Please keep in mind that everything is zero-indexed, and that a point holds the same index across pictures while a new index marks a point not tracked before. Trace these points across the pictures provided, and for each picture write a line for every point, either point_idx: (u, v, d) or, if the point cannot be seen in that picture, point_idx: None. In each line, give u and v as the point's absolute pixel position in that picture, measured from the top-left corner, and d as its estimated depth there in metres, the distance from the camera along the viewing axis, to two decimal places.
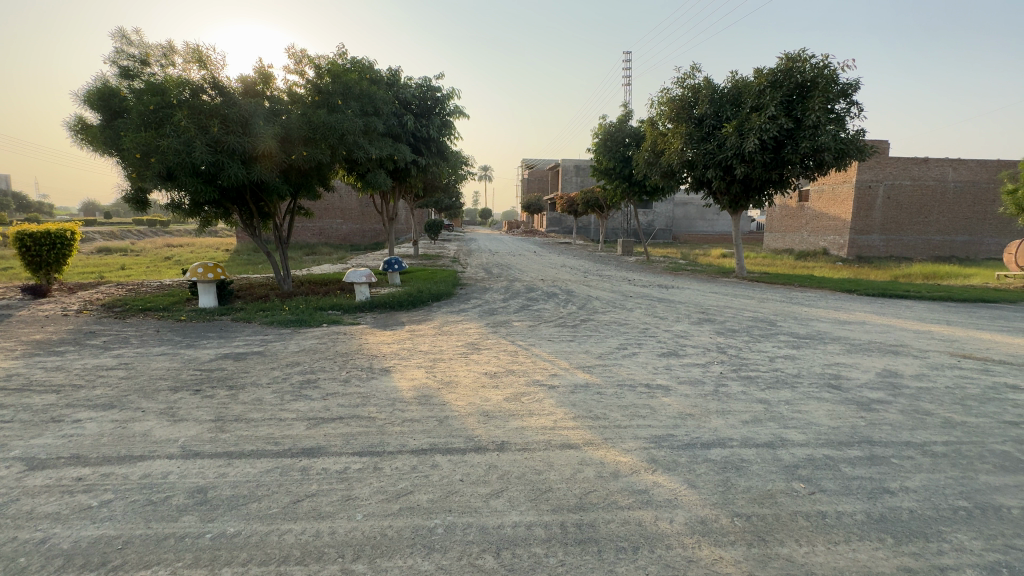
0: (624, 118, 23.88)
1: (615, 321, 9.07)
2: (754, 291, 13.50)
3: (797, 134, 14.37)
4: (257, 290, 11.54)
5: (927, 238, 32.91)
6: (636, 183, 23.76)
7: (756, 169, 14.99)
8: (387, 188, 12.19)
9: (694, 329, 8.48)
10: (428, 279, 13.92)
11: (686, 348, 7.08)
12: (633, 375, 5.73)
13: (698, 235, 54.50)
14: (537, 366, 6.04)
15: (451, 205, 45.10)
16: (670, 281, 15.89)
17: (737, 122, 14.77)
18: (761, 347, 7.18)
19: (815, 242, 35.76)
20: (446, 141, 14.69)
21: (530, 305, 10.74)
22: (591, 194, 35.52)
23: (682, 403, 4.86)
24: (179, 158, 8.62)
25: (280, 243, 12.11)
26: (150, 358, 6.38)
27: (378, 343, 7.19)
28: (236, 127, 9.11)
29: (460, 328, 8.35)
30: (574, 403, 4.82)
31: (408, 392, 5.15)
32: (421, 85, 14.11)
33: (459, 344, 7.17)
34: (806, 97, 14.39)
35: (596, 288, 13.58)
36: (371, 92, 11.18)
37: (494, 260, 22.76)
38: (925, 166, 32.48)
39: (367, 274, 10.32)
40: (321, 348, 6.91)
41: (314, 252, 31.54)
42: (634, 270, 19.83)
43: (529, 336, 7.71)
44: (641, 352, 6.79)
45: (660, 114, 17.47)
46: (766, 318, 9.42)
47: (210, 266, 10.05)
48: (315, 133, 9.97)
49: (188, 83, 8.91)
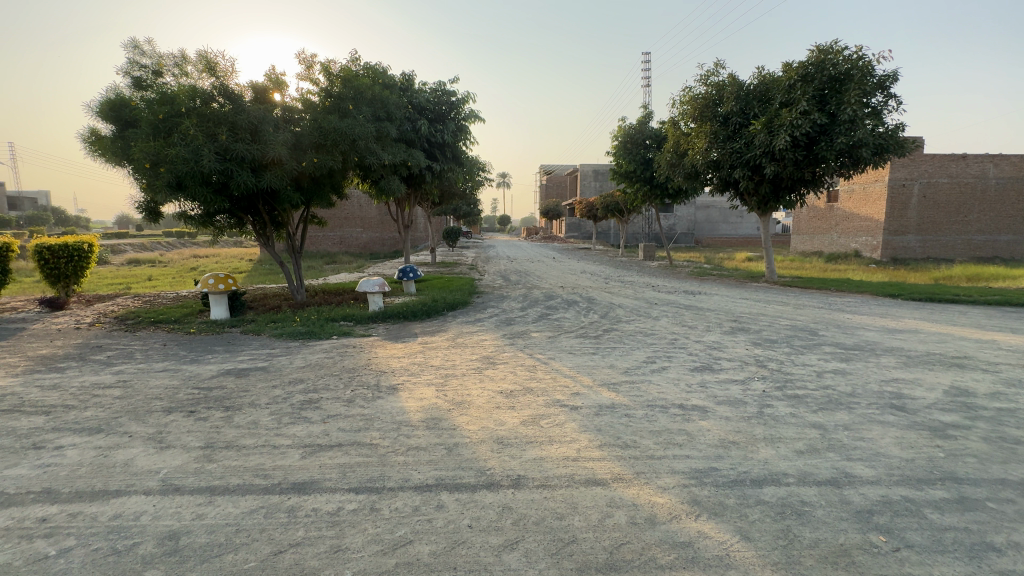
0: (644, 119, 23.28)
1: (640, 331, 8.48)
2: (788, 297, 12.69)
3: (831, 129, 13.55)
4: (269, 301, 11.33)
5: (967, 238, 31.15)
6: (658, 186, 23.05)
7: (788, 167, 14.18)
8: (401, 195, 11.85)
9: (728, 339, 7.82)
10: (443, 287, 13.51)
11: (722, 361, 6.46)
12: (664, 394, 5.16)
13: (721, 238, 53.19)
14: (557, 384, 5.51)
15: (469, 212, 45.02)
16: (696, 287, 15.13)
17: (766, 118, 14.02)
18: (805, 360, 6.51)
19: (846, 244, 34.41)
20: (461, 146, 14.33)
21: (549, 314, 10.22)
22: (610, 198, 34.90)
23: (723, 428, 4.28)
24: (187, 167, 8.40)
25: (293, 252, 11.87)
26: (150, 374, 6.09)
27: (388, 357, 6.77)
28: (245, 134, 8.89)
29: (476, 339, 7.88)
30: (599, 428, 4.29)
31: (415, 415, 4.68)
32: (435, 89, 13.80)
33: (473, 359, 6.70)
34: (840, 90, 13.58)
35: (618, 295, 12.97)
36: (383, 96, 10.88)
37: (513, 267, 22.33)
38: (963, 163, 30.79)
39: (380, 283, 9.97)
40: (328, 363, 6.53)
41: (334, 261, 31.70)
42: (657, 275, 19.10)
43: (548, 349, 7.19)
44: (671, 366, 6.19)
45: (682, 114, 16.84)
46: (806, 327, 8.67)
47: (221, 276, 9.84)
48: (326, 139, 9.71)
49: (197, 91, 8.74)
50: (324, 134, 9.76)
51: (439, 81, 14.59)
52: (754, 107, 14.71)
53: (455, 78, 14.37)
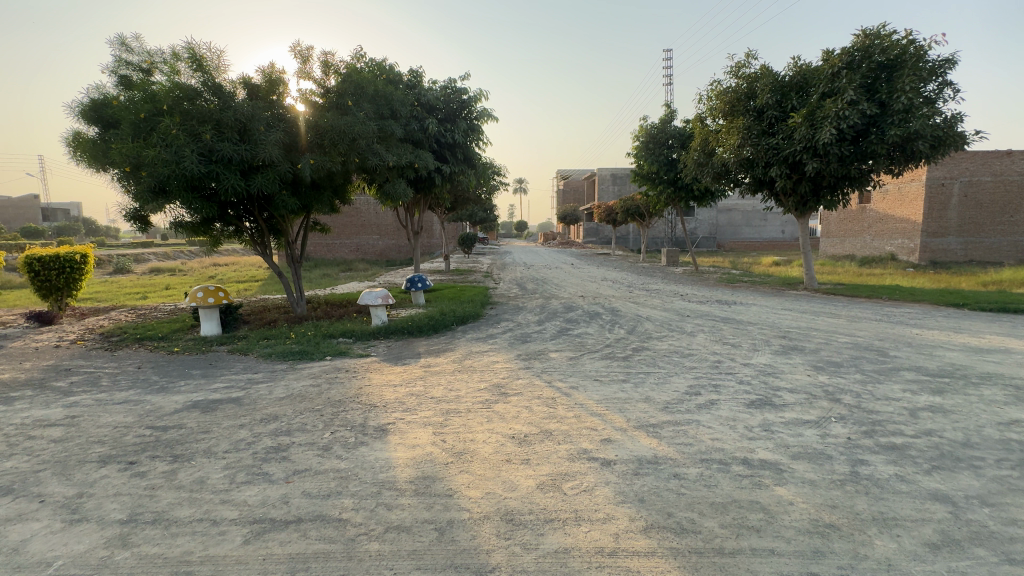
0: (667, 118, 22.14)
1: (676, 351, 7.36)
2: (836, 308, 11.35)
3: (882, 121, 12.20)
4: (267, 315, 10.53)
5: (1014, 240, 28.91)
6: (683, 188, 21.79)
7: (832, 164, 12.86)
8: (409, 199, 10.91)
9: (782, 362, 6.62)
10: (454, 298, 12.55)
11: (783, 393, 5.28)
12: (721, 443, 4.04)
13: (744, 242, 51.18)
14: (582, 426, 4.45)
15: (485, 219, 44.26)
16: (729, 295, 13.86)
17: (807, 110, 12.75)
18: (887, 392, 5.31)
19: (880, 247, 32.48)
20: (473, 147, 13.39)
21: (569, 329, 9.15)
22: (630, 201, 33.70)
23: (812, 501, 3.16)
24: (169, 169, 7.62)
25: (293, 262, 11.07)
26: (105, 407, 5.22)
27: (381, 386, 5.77)
28: (233, 133, 8.08)
29: (485, 362, 6.85)
30: (641, 498, 3.22)
31: (403, 472, 3.68)
32: (444, 87, 12.92)
33: (481, 388, 5.68)
34: (891, 77, 12.23)
35: (645, 306, 11.83)
36: (387, 93, 10.09)
37: (530, 275, 21.32)
38: (1008, 160, 28.71)
39: (382, 296, 9.06)
40: (312, 393, 5.58)
41: (349, 269, 31.18)
42: (684, 283, 17.84)
43: (570, 375, 6.11)
44: (722, 401, 5.04)
45: (711, 110, 15.72)
46: (871, 346, 7.38)
47: (211, 290, 9.07)
48: (323, 139, 8.89)
49: (182, 87, 7.95)
50: (320, 134, 8.99)
51: (449, 78, 13.75)
52: (792, 99, 13.46)
53: (465, 75, 13.46)
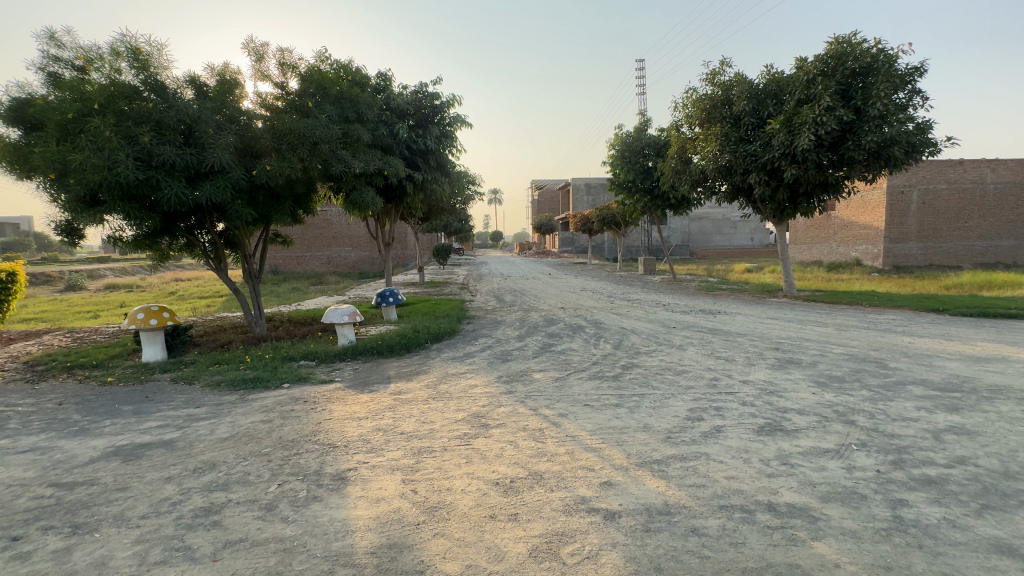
0: (641, 127, 22.11)
1: (668, 367, 6.86)
2: (820, 316, 11.14)
3: (858, 127, 12.19)
4: (221, 336, 9.59)
5: (969, 244, 30.08)
6: (659, 196, 21.67)
7: (810, 170, 12.79)
8: (379, 209, 10.17)
9: (782, 378, 6.18)
10: (428, 313, 11.83)
11: (793, 415, 4.79)
12: (739, 484, 3.48)
13: (716, 250, 51.97)
14: (576, 466, 3.84)
15: (460, 229, 43.65)
16: (712, 304, 13.57)
17: (785, 117, 12.67)
18: (902, 410, 4.89)
19: (846, 253, 32.96)
20: (447, 155, 12.77)
21: (552, 345, 8.57)
22: (606, 210, 33.62)
23: (862, 562, 2.62)
24: (100, 176, 6.69)
25: (250, 278, 10.15)
26: (3, 460, 4.32)
27: (344, 420, 5.04)
28: (176, 135, 7.21)
29: (463, 386, 6.17)
30: (658, 566, 2.62)
31: (363, 539, 2.98)
32: (414, 92, 12.31)
33: (458, 419, 5.02)
34: (866, 84, 12.24)
35: (628, 318, 11.38)
36: (351, 95, 9.42)
37: (507, 286, 20.74)
38: (961, 168, 29.96)
39: (349, 314, 8.34)
40: (262, 431, 4.81)
41: (320, 282, 29.98)
42: (664, 292, 17.54)
43: (558, 400, 5.51)
44: (729, 428, 4.52)
45: (687, 117, 15.62)
46: (867, 358, 7.04)
47: (154, 310, 8.12)
48: (282, 143, 8.14)
49: (116, 83, 7.06)
50: (278, 138, 8.24)
51: (420, 83, 13.17)
52: (768, 106, 13.38)
53: (437, 80, 12.88)
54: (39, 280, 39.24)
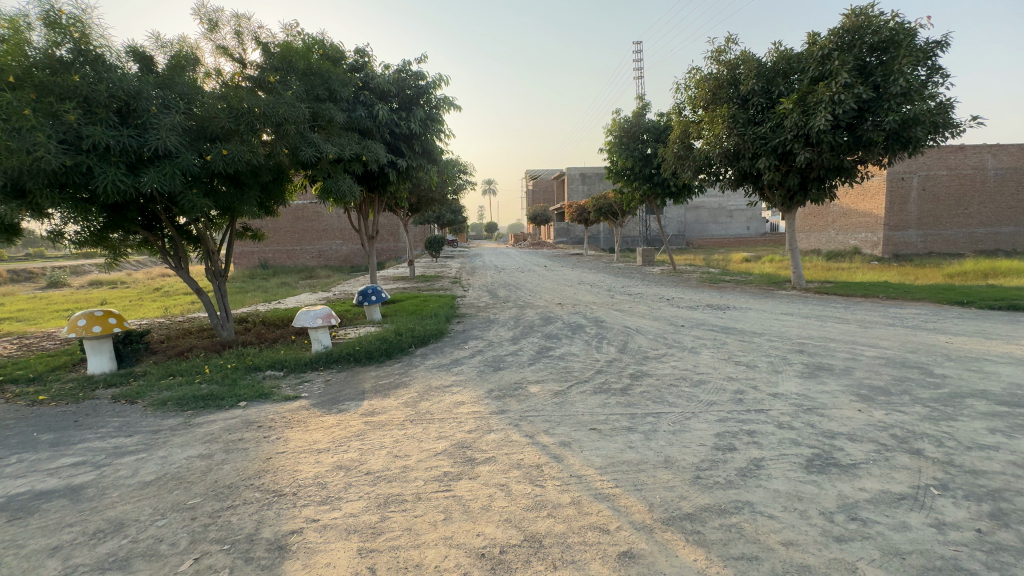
0: (640, 112, 21.14)
1: (684, 376, 6.00)
2: (837, 310, 10.32)
3: (878, 105, 11.30)
4: (182, 342, 8.63)
5: (969, 231, 29.41)
6: (659, 184, 20.72)
7: (824, 154, 11.91)
8: (357, 198, 9.19)
9: (817, 390, 5.33)
10: (415, 312, 10.92)
11: (844, 444, 3.94)
12: (804, 556, 2.62)
13: (712, 239, 51.21)
14: (585, 526, 2.97)
15: (453, 220, 42.59)
16: (719, 299, 12.73)
17: (797, 96, 11.76)
18: (974, 434, 4.05)
19: (845, 241, 32.34)
20: (434, 140, 11.71)
21: (550, 349, 7.69)
22: (601, 199, 32.66)
23: None
24: (19, 161, 5.69)
25: (215, 276, 9.18)
26: None
27: (299, 455, 4.14)
28: (109, 114, 6.20)
29: (447, 404, 5.28)
30: None
31: None
32: (397, 71, 11.25)
33: (439, 451, 4.12)
34: (886, 57, 11.31)
35: (631, 315, 10.51)
36: (321, 71, 8.42)
37: (501, 280, 19.82)
38: (962, 154, 29.17)
39: (322, 317, 7.47)
40: (197, 471, 3.91)
41: (309, 276, 28.95)
42: (666, 285, 16.69)
43: (560, 422, 4.64)
44: (771, 463, 3.67)
45: (690, 99, 14.71)
46: (907, 362, 6.19)
47: (97, 316, 7.15)
48: (239, 123, 7.14)
49: (36, 51, 6.02)
50: (236, 118, 7.22)
51: (403, 62, 12.11)
52: (778, 85, 12.46)
53: (422, 58, 11.85)
54: (20, 277, 38.04)
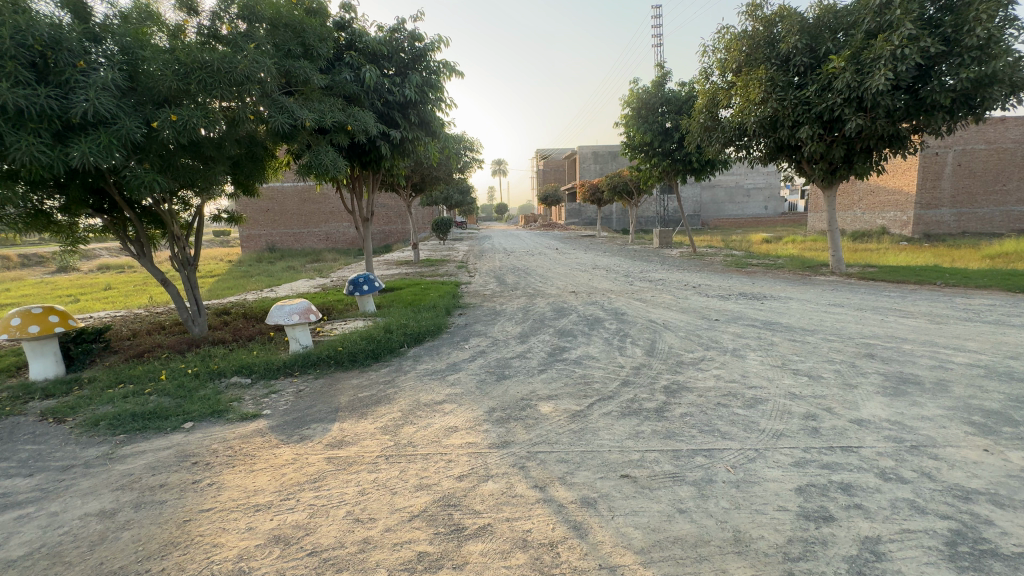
0: (660, 81, 19.49)
1: (734, 391, 4.79)
2: (893, 301, 8.98)
3: (945, 61, 9.74)
4: (146, 340, 7.62)
5: (1007, 209, 27.36)
6: (680, 160, 19.17)
7: (879, 120, 10.39)
8: (344, 173, 7.99)
9: (915, 416, 4.09)
10: (412, 302, 9.81)
11: (994, 516, 2.73)
12: None
13: (728, 219, 49.21)
14: None
15: (461, 202, 41.27)
16: (752, 286, 11.40)
17: (850, 53, 10.20)
18: None
19: (872, 221, 30.10)
20: (433, 110, 10.37)
21: (564, 351, 6.51)
22: (614, 178, 31.10)
23: None
24: None
25: (184, 264, 8.10)
26: None
27: (228, 516, 3.06)
28: (21, 68, 5.05)
29: (436, 432, 4.17)
30: None
31: None
32: (389, 31, 9.93)
33: (417, 515, 2.98)
34: (956, 4, 9.68)
35: (655, 306, 9.28)
36: (293, 22, 7.18)
37: (510, 264, 18.59)
38: (1002, 126, 26.94)
39: (297, 313, 6.43)
40: (84, 544, 2.85)
41: (313, 260, 27.99)
42: (690, 270, 15.32)
43: (582, 465, 3.49)
44: (896, 552, 2.49)
45: (720, 63, 13.18)
46: (1013, 374, 4.90)
47: (37, 314, 6.14)
48: (189, 82, 5.94)
49: None
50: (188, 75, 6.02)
51: (398, 22, 10.75)
52: (825, 41, 10.90)
53: (418, 17, 10.49)
54: (32, 261, 37.78)
